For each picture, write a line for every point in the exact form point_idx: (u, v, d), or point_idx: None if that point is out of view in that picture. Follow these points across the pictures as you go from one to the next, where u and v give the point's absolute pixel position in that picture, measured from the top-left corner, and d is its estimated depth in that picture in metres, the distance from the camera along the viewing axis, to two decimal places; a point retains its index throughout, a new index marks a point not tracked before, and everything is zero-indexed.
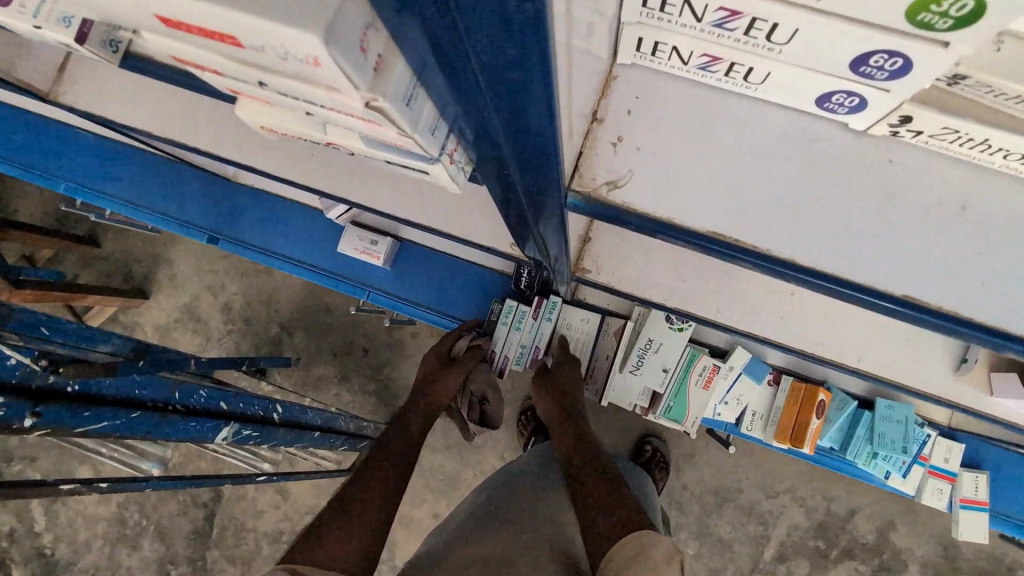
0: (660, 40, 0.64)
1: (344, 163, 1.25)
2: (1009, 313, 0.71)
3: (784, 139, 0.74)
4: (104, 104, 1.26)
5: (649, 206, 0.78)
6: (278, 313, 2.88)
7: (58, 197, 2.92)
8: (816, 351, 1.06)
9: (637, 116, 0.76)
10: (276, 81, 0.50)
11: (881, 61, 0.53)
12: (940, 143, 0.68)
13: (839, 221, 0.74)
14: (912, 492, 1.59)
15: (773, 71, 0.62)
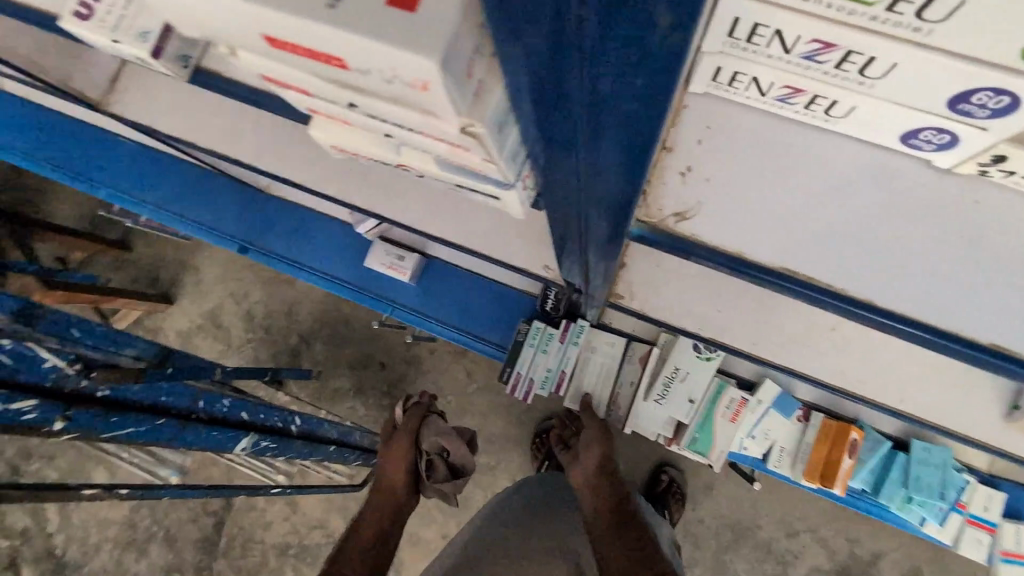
0: (740, 70, 0.58)
1: (380, 177, 1.25)
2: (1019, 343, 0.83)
3: (864, 172, 0.70)
4: (152, 114, 1.28)
5: (709, 234, 0.88)
6: (298, 323, 2.90)
7: (94, 201, 3.00)
8: (854, 390, 1.03)
9: (708, 142, 0.75)
10: (372, 106, 0.52)
11: (984, 98, 0.48)
12: (1021, 185, 0.63)
13: (891, 255, 0.78)
14: (948, 541, 1.52)
15: (858, 105, 0.57)
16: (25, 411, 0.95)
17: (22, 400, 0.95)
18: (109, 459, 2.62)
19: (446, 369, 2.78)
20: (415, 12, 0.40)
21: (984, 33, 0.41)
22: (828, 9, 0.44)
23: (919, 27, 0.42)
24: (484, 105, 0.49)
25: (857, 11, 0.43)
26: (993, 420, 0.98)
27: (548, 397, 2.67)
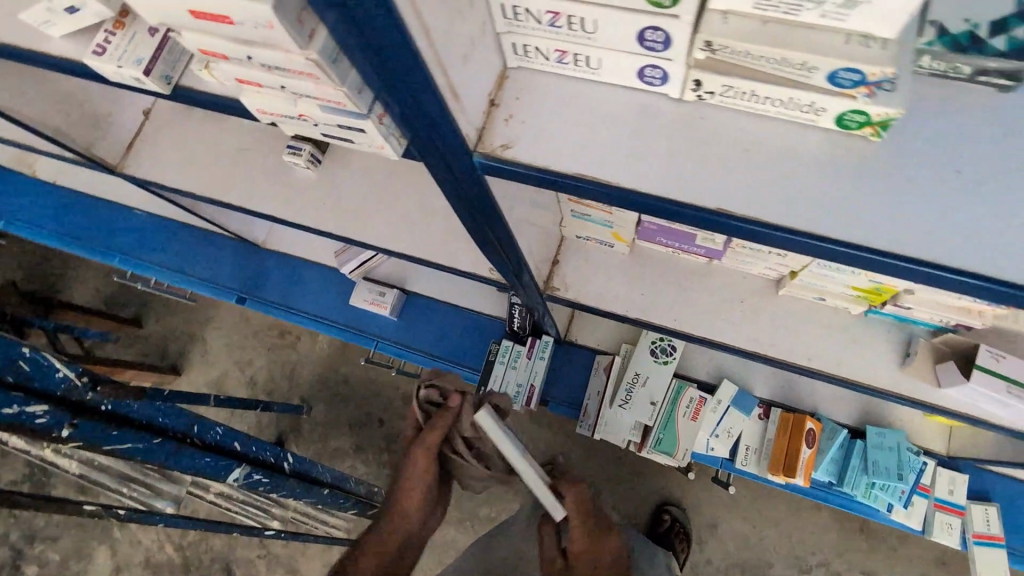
0: (520, 41, 0.62)
1: (349, 207, 1.39)
2: (991, 257, 0.56)
3: (621, 112, 0.64)
4: (156, 171, 1.46)
5: (532, 162, 0.62)
6: (300, 385, 3.03)
7: (113, 283, 3.25)
8: (787, 360, 1.11)
9: (524, 103, 0.65)
10: (257, 63, 0.48)
11: (652, 36, 0.57)
12: (748, 103, 0.62)
13: (721, 171, 0.61)
14: (918, 527, 1.54)
15: (592, 56, 0.61)
16: (38, 415, 1.10)
17: (37, 404, 1.10)
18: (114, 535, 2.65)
19: None
20: None
21: None
22: None
23: None
24: (332, 44, 0.43)
25: None
26: (891, 369, 1.07)
27: None
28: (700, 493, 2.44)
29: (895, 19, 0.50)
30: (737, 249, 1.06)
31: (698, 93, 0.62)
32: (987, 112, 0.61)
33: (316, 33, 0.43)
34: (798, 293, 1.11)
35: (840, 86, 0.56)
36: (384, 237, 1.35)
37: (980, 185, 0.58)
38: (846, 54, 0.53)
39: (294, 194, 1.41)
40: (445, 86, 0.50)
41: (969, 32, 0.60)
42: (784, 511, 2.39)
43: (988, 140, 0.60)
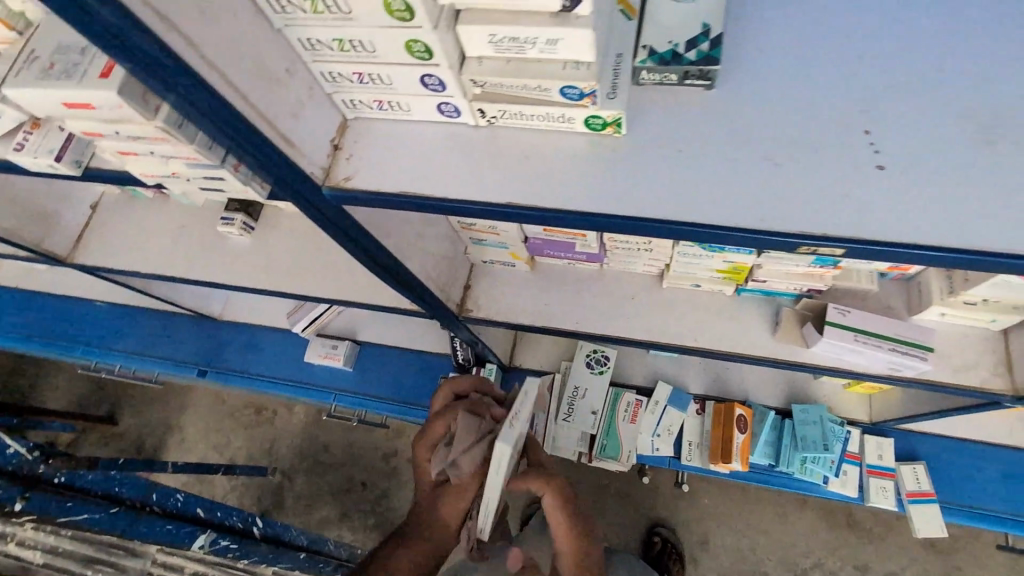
0: (337, 97, 0.72)
1: (282, 265, 1.51)
2: (921, 226, 0.58)
3: (438, 142, 0.74)
4: (104, 257, 1.62)
5: (362, 191, 0.72)
6: (280, 460, 2.98)
7: (86, 383, 3.25)
8: (685, 346, 1.23)
9: (358, 148, 0.75)
10: (123, 135, 0.62)
11: (430, 81, 0.65)
12: (529, 123, 0.70)
13: (652, 190, 0.65)
14: (854, 494, 1.62)
15: (394, 101, 0.71)
16: None
17: None
18: None
19: None
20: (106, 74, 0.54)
21: (376, 36, 0.59)
22: (318, 46, 0.63)
23: (363, 49, 0.62)
24: (175, 114, 0.58)
25: (329, 44, 0.62)
26: (766, 339, 1.20)
27: None
28: (688, 511, 2.47)
29: (585, 46, 0.59)
30: (612, 250, 1.21)
31: (488, 119, 0.71)
32: (743, 88, 0.68)
33: (162, 108, 0.58)
34: (677, 284, 1.25)
35: (573, 99, 0.64)
36: (316, 287, 1.47)
37: (747, 150, 0.65)
38: (568, 75, 0.62)
39: (231, 259, 1.55)
40: (276, 137, 0.64)
41: (672, 51, 0.68)
42: (766, 515, 2.43)
43: (749, 113, 0.66)
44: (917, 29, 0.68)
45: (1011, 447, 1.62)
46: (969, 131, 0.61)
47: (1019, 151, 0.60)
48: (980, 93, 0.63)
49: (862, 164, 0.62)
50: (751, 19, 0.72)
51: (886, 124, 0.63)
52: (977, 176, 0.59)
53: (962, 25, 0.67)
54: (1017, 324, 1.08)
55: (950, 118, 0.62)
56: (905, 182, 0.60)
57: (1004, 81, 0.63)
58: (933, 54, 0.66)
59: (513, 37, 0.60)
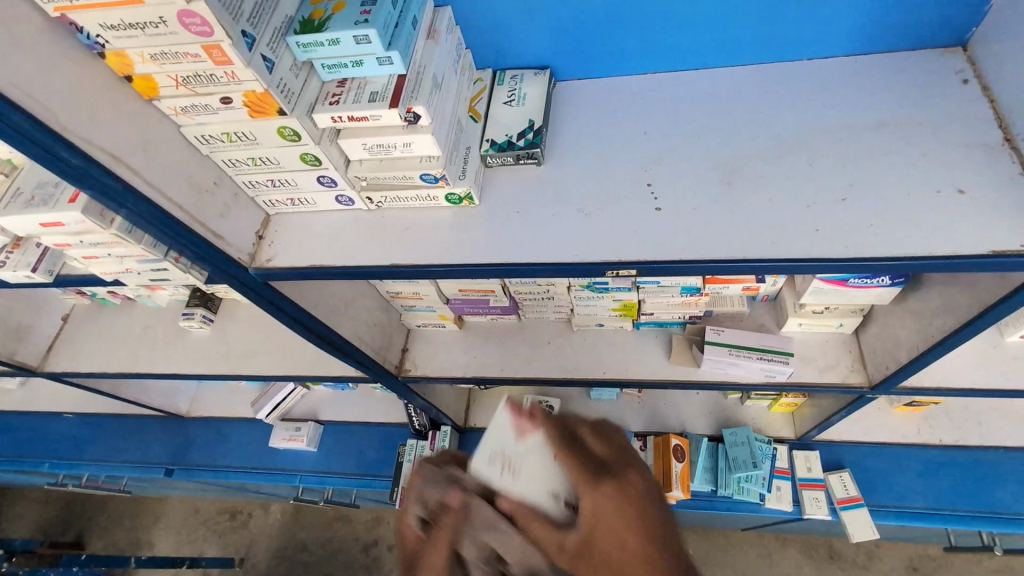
0: (259, 200, 0.93)
1: (240, 351, 1.66)
2: (684, 244, 0.80)
3: (341, 225, 0.95)
4: (73, 362, 1.75)
5: (283, 266, 0.92)
6: (256, 564, 2.77)
7: (52, 507, 3.10)
8: (598, 378, 1.39)
9: (278, 237, 0.95)
10: (86, 243, 0.81)
11: (325, 179, 0.87)
12: (407, 204, 0.92)
13: (496, 241, 0.87)
14: (790, 508, 1.72)
15: (303, 197, 0.92)
16: None
17: None
18: None
19: None
20: (74, 198, 0.74)
21: (278, 152, 0.81)
22: (239, 164, 0.85)
23: (272, 163, 0.84)
24: (127, 222, 0.78)
25: (246, 162, 0.84)
26: (664, 364, 1.38)
27: None
28: None
29: (429, 145, 0.81)
30: (521, 302, 1.40)
31: (376, 204, 0.93)
32: (562, 164, 0.92)
33: (116, 220, 0.78)
34: (583, 325, 1.44)
35: (431, 182, 0.86)
36: (271, 366, 1.61)
37: (566, 206, 0.88)
38: (423, 166, 0.84)
39: (191, 351, 1.69)
40: (206, 232, 0.84)
41: (508, 141, 0.92)
42: None
43: (568, 181, 0.90)
44: (678, 107, 0.94)
45: (919, 445, 1.75)
46: (715, 177, 0.85)
47: (749, 186, 0.83)
48: (724, 150, 0.87)
49: (646, 207, 0.85)
50: (567, 114, 0.98)
51: (661, 178, 0.87)
52: (722, 206, 0.82)
53: (705, 100, 0.94)
54: (861, 324, 1.27)
55: (704, 169, 0.86)
56: (674, 216, 0.83)
57: (741, 140, 0.88)
58: (694, 126, 0.91)
59: (379, 144, 0.82)
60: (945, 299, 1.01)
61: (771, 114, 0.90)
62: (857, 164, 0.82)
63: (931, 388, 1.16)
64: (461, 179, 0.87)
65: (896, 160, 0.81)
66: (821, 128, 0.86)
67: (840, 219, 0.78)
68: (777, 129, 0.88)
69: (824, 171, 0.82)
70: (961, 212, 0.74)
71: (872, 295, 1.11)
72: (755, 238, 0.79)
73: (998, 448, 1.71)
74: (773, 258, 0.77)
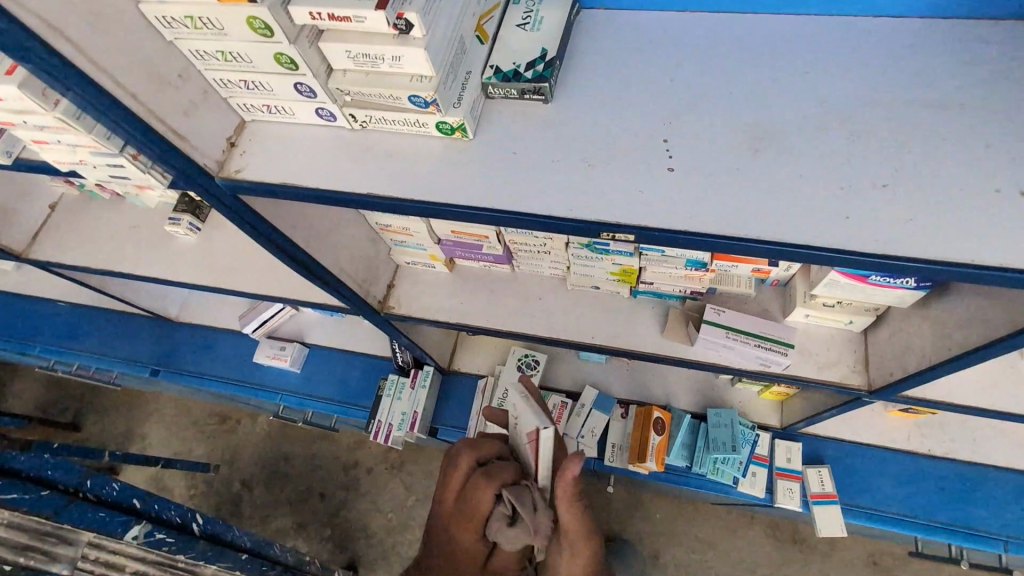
0: (234, 102, 0.84)
1: (227, 263, 1.61)
2: (692, 213, 0.71)
3: (319, 144, 0.86)
4: (59, 252, 1.70)
5: (253, 180, 0.84)
6: (240, 469, 2.84)
7: (50, 389, 3.15)
8: (586, 342, 1.34)
9: (251, 148, 0.87)
10: (32, 125, 0.73)
11: (303, 89, 0.77)
12: (394, 127, 0.83)
13: (487, 181, 0.79)
14: (762, 494, 1.70)
15: (281, 106, 0.83)
16: None
17: None
18: None
19: (387, 486, 2.70)
20: (13, 71, 0.66)
21: (250, 49, 0.71)
22: (210, 58, 0.75)
23: (244, 61, 0.74)
24: (72, 106, 0.69)
25: (217, 56, 0.74)
26: (655, 335, 1.33)
27: None
28: (644, 526, 2.33)
29: (421, 63, 0.71)
30: (516, 252, 1.32)
31: (360, 123, 0.84)
32: (572, 104, 0.82)
33: (61, 103, 0.70)
34: (579, 285, 1.36)
35: (421, 107, 0.76)
36: (255, 284, 1.56)
37: (567, 154, 0.78)
38: (412, 86, 0.74)
39: (177, 256, 1.64)
40: (167, 131, 0.76)
41: (514, 71, 0.81)
42: None
43: (575, 123, 0.80)
44: (714, 54, 0.82)
45: (906, 452, 1.70)
46: (742, 141, 0.75)
47: (778, 156, 0.73)
48: (757, 111, 0.76)
49: (656, 165, 0.75)
50: (587, 46, 0.86)
51: (680, 134, 0.76)
52: (742, 175, 0.73)
53: (745, 49, 0.82)
54: (873, 324, 1.19)
55: (730, 129, 0.76)
56: (686, 179, 0.74)
57: (780, 101, 0.77)
58: (727, 78, 0.80)
59: (365, 53, 0.72)
60: (972, 312, 0.91)
61: (820, 74, 0.78)
62: (906, 146, 0.71)
63: (935, 402, 1.09)
64: (456, 104, 0.77)
65: (955, 147, 0.70)
66: (875, 99, 0.74)
67: (874, 207, 0.68)
68: (821, 92, 0.76)
69: (866, 149, 0.71)
70: (1012, 217, 0.65)
71: (893, 296, 1.02)
72: (775, 216, 0.70)
73: (989, 466, 1.65)
74: (790, 242, 0.68)
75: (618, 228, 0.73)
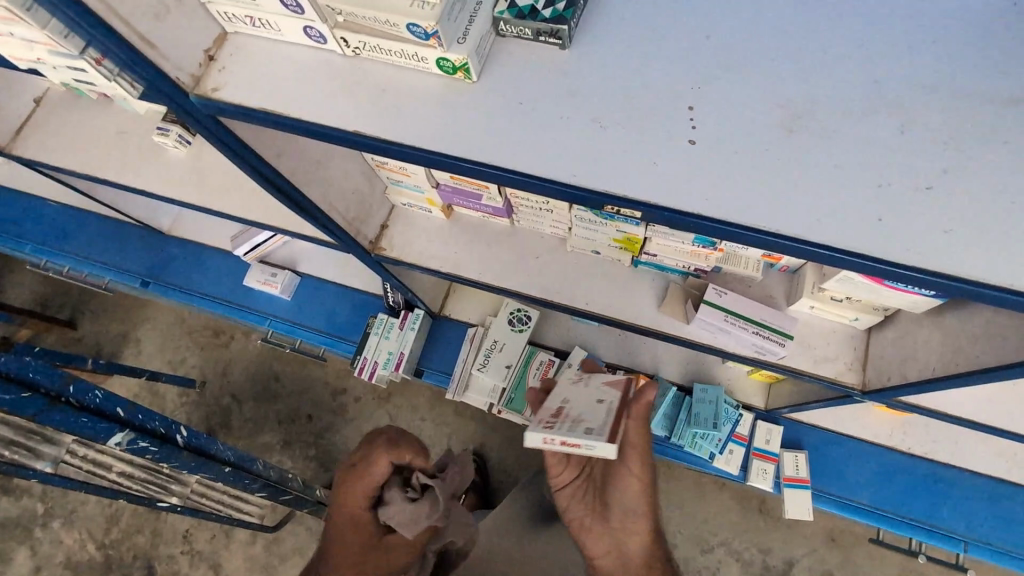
0: (214, 9, 0.75)
1: (218, 183, 1.54)
2: (707, 198, 0.65)
3: (307, 68, 0.77)
4: (42, 151, 1.63)
5: (231, 99, 0.76)
6: (231, 383, 2.88)
7: (47, 283, 3.13)
8: (580, 308, 1.30)
9: (230, 67, 0.78)
10: None
11: (289, 1, 0.68)
12: (390, 57, 0.74)
13: (485, 134, 0.71)
14: (735, 471, 1.71)
15: (264, 18, 0.74)
16: None
17: None
18: (35, 535, 2.51)
19: (372, 415, 2.74)
20: None
21: None
22: None
23: None
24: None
25: None
26: (651, 308, 1.29)
27: (465, 434, 2.59)
28: None
29: None
30: (517, 207, 1.25)
31: (353, 49, 0.75)
32: (591, 51, 0.72)
33: None
34: (579, 248, 1.29)
35: (421, 38, 0.68)
36: (244, 208, 1.50)
37: (578, 110, 0.70)
38: (411, 12, 0.64)
39: (163, 169, 1.56)
40: (134, 37, 0.68)
41: (531, 6, 0.71)
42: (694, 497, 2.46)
43: (592, 75, 0.71)
44: (763, 10, 0.71)
45: (887, 447, 1.69)
46: (776, 118, 0.66)
47: (811, 142, 0.65)
48: (799, 85, 0.67)
49: (673, 137, 0.67)
50: None
51: (708, 104, 0.68)
52: (768, 159, 0.65)
53: (800, 8, 0.71)
54: (879, 324, 1.13)
55: (766, 105, 0.67)
56: (706, 158, 0.66)
57: (826, 77, 0.67)
58: (769, 41, 0.70)
59: None
60: (990, 328, 0.86)
61: (878, 50, 0.68)
62: (961, 146, 0.62)
63: (927, 410, 1.05)
64: (459, 38, 0.68)
65: (1014, 154, 0.61)
66: (935, 85, 0.65)
67: (910, 213, 0.61)
68: (874, 72, 0.67)
69: (910, 144, 0.63)
70: None
71: (907, 299, 0.96)
72: (796, 209, 0.63)
73: (968, 470, 1.65)
74: (807, 240, 0.62)
75: (621, 205, 0.66)
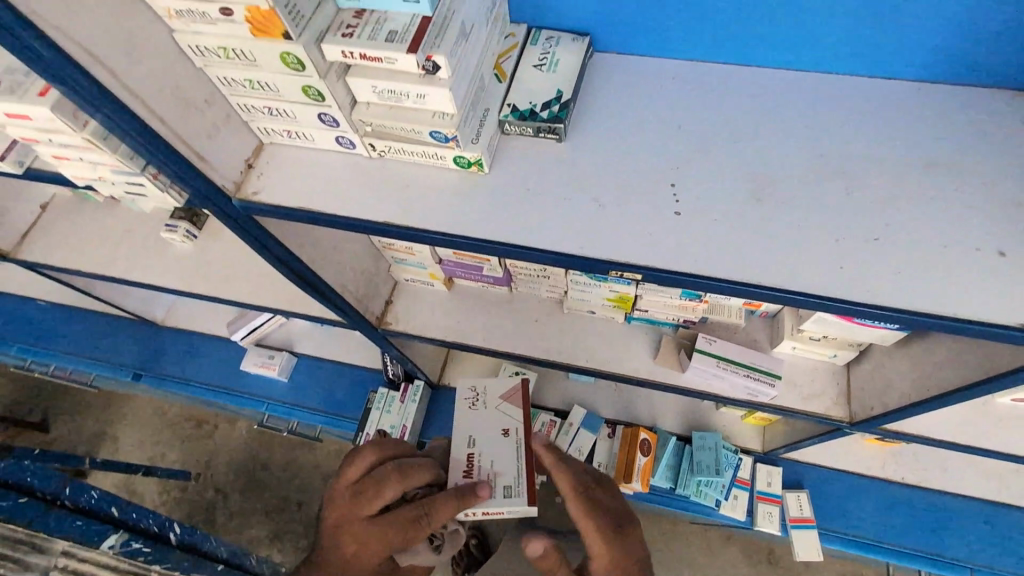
0: (254, 125, 0.86)
1: (222, 272, 1.61)
2: (699, 259, 0.75)
3: (337, 169, 0.88)
4: (47, 253, 1.68)
5: (269, 200, 0.86)
6: (215, 475, 2.79)
7: (20, 385, 3.04)
8: (580, 366, 1.38)
9: (267, 174, 0.88)
10: (56, 143, 0.76)
11: (327, 117, 0.80)
12: (412, 158, 0.86)
13: (499, 216, 0.82)
14: (742, 518, 1.74)
15: (300, 131, 0.85)
16: None
17: None
18: None
19: None
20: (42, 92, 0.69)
21: (280, 81, 0.74)
22: (237, 84, 0.78)
23: (272, 90, 0.77)
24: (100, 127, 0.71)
25: (246, 84, 0.77)
26: (647, 360, 1.37)
27: None
28: None
29: (445, 101, 0.74)
30: (516, 276, 1.35)
31: (378, 152, 0.86)
32: (585, 142, 0.85)
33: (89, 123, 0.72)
34: (574, 309, 1.39)
35: (441, 142, 0.79)
36: (249, 294, 1.56)
37: (579, 191, 0.82)
38: (435, 122, 0.77)
39: (168, 262, 1.63)
40: (190, 154, 0.78)
41: (531, 110, 0.85)
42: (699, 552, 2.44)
43: (588, 162, 0.84)
44: (722, 103, 0.87)
45: (881, 479, 1.76)
46: (746, 189, 0.79)
47: (778, 207, 0.77)
48: (761, 161, 0.81)
49: (663, 209, 0.79)
50: (601, 90, 0.90)
51: (689, 181, 0.80)
52: (745, 223, 0.77)
53: (752, 100, 0.87)
54: (856, 359, 1.24)
55: (736, 179, 0.80)
56: (692, 225, 0.78)
57: (782, 153, 0.81)
58: (730, 127, 0.84)
59: (391, 90, 0.75)
60: (953, 353, 0.97)
61: (818, 130, 0.83)
62: (899, 204, 0.76)
63: (911, 436, 1.14)
64: (473, 139, 0.80)
65: (941, 207, 0.75)
66: (871, 155, 0.80)
67: (869, 261, 0.73)
68: (820, 147, 0.81)
69: (859, 204, 0.76)
70: (992, 274, 0.70)
71: (876, 334, 1.07)
72: (776, 264, 0.74)
73: (960, 495, 1.72)
74: (791, 289, 0.72)
75: (627, 270, 0.76)
